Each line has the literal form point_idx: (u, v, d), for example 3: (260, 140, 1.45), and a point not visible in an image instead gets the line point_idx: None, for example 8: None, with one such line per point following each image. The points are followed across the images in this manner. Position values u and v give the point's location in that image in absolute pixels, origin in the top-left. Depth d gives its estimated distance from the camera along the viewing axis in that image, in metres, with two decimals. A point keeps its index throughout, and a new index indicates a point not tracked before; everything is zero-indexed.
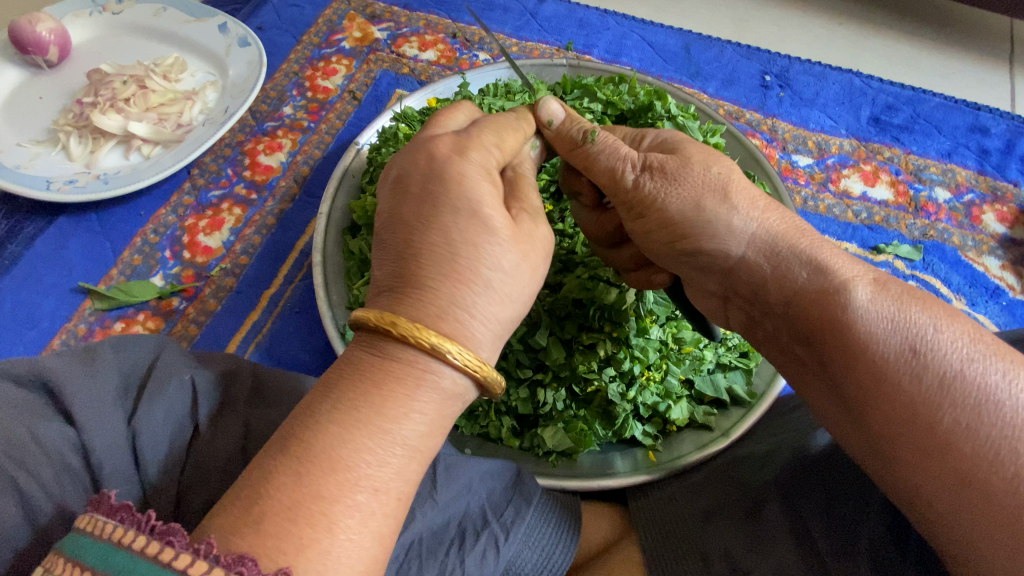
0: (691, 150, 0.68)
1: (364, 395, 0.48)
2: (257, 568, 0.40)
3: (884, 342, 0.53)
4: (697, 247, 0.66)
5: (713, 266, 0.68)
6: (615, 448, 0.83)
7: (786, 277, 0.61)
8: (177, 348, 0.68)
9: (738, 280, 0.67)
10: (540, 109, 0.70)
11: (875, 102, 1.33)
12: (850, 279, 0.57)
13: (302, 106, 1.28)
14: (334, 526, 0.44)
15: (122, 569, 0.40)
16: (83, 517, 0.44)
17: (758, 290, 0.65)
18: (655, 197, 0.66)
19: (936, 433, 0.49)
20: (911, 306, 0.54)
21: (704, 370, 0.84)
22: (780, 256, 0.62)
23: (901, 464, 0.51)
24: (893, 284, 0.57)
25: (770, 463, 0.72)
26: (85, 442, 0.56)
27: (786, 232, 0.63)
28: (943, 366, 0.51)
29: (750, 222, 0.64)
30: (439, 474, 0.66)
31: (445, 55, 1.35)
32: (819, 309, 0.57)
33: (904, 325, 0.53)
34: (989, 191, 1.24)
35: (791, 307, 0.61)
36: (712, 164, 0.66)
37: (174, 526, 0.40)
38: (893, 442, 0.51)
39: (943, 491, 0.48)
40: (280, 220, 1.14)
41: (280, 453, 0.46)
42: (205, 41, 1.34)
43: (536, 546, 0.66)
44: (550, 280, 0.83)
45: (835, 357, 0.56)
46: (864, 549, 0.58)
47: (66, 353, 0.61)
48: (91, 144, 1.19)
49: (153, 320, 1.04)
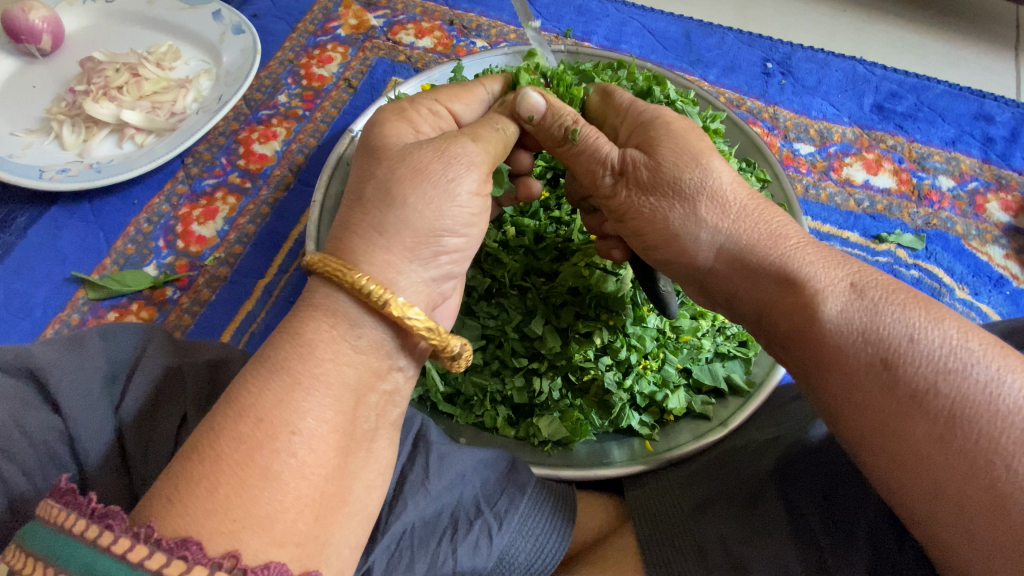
0: (670, 147, 0.64)
1: (330, 366, 0.50)
2: (202, 553, 0.40)
3: (855, 355, 0.53)
4: (669, 257, 0.66)
5: (688, 275, 0.66)
6: (612, 438, 0.81)
7: (758, 286, 0.60)
8: (163, 336, 0.67)
9: (713, 289, 0.66)
10: (520, 103, 0.65)
11: (879, 90, 1.31)
12: (823, 288, 0.56)
13: (298, 94, 1.26)
14: (286, 491, 0.45)
15: (63, 554, 0.40)
16: (42, 505, 0.43)
17: (732, 299, 0.64)
18: (629, 206, 0.66)
19: (908, 446, 0.50)
20: (885, 315, 0.53)
21: (703, 358, 0.83)
22: (749, 267, 0.61)
23: (876, 473, 0.53)
24: (872, 288, 0.55)
25: (769, 449, 0.70)
26: (72, 431, 0.55)
27: (758, 241, 0.61)
28: (916, 378, 0.51)
29: (717, 234, 0.62)
30: (432, 463, 0.65)
31: (442, 42, 1.33)
32: (792, 322, 0.58)
33: (876, 337, 0.53)
34: (993, 180, 1.22)
35: (765, 317, 0.61)
36: (687, 168, 0.63)
37: (113, 510, 0.41)
38: (868, 452, 0.53)
39: (919, 501, 0.50)
40: (275, 209, 1.13)
41: (229, 414, 0.47)
42: (199, 28, 1.32)
43: (529, 536, 0.65)
44: (545, 268, 0.82)
45: (809, 369, 0.57)
46: (863, 532, 0.59)
47: (54, 341, 0.61)
48: (85, 133, 1.17)
49: (146, 310, 1.03)
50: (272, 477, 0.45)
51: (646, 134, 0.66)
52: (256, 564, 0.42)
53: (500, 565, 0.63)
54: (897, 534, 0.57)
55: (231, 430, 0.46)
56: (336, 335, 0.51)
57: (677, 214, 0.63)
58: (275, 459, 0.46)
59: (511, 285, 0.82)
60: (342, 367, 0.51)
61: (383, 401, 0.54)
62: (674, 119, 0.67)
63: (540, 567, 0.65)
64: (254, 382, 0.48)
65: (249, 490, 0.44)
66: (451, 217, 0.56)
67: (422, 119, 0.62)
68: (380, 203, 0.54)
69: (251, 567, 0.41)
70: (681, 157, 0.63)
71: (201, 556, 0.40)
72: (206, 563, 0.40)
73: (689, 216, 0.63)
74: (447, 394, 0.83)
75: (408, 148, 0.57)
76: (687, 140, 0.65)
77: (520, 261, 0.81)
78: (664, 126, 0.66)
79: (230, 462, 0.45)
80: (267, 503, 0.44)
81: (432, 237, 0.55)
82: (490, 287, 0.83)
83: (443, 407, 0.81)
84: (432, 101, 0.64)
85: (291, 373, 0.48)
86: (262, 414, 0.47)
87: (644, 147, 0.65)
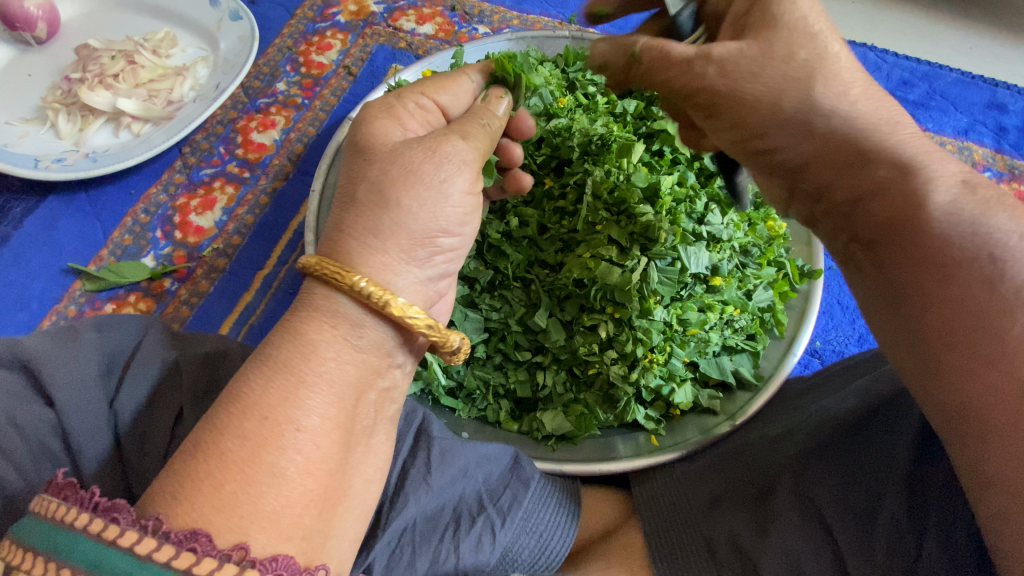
0: (788, 31, 0.57)
1: (302, 357, 0.47)
2: (213, 543, 0.40)
3: (960, 246, 0.48)
4: (772, 134, 0.58)
5: (785, 160, 0.59)
6: (617, 431, 0.80)
7: (860, 172, 0.54)
8: (161, 329, 0.66)
9: (805, 179, 0.59)
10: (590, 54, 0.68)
11: (890, 78, 1.28)
12: (938, 177, 0.51)
13: (296, 82, 1.24)
14: (295, 488, 0.44)
15: (64, 549, 0.39)
16: (36, 500, 0.42)
17: (824, 187, 0.57)
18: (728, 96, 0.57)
19: (1001, 343, 0.45)
20: (998, 213, 0.49)
21: (711, 351, 0.81)
22: (863, 150, 0.54)
23: (954, 372, 0.47)
24: (983, 188, 0.51)
25: (787, 441, 0.69)
26: (63, 424, 0.54)
27: (874, 125, 0.54)
28: (1019, 279, 0.46)
29: (846, 112, 0.55)
30: (434, 457, 0.63)
31: (444, 29, 1.30)
32: (894, 208, 0.51)
33: (986, 231, 0.48)
34: (1006, 170, 1.20)
35: (859, 204, 0.54)
36: (796, 53, 0.56)
37: (119, 503, 0.40)
38: (950, 348, 0.47)
39: (998, 406, 0.44)
40: (274, 198, 1.11)
41: (234, 411, 0.45)
42: (197, 14, 1.29)
43: (533, 531, 0.64)
44: (550, 259, 0.80)
45: (896, 260, 0.51)
46: (881, 540, 0.55)
47: (47, 333, 0.59)
48: (80, 122, 1.15)
49: (143, 302, 1.01)
50: (275, 465, 0.44)
51: (765, 12, 0.58)
52: (265, 555, 0.41)
53: (503, 560, 0.62)
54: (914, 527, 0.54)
55: (234, 428, 0.44)
56: (315, 323, 0.49)
57: (762, 89, 0.57)
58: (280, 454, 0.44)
59: (515, 276, 0.81)
60: (345, 366, 0.49)
61: (382, 398, 0.53)
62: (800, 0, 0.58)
63: (546, 563, 0.64)
64: (245, 375, 0.47)
65: (258, 489, 0.43)
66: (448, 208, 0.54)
67: (409, 112, 0.59)
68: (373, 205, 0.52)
69: (259, 560, 0.40)
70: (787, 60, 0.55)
71: (211, 547, 0.39)
72: (217, 554, 0.39)
73: (804, 101, 0.56)
74: (448, 389, 0.82)
75: (396, 147, 0.54)
76: (807, 20, 0.58)
77: (524, 253, 0.80)
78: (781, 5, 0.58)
79: (238, 466, 0.43)
80: (270, 493, 0.43)
81: (428, 238, 0.53)
82: (494, 279, 0.82)
83: (445, 400, 0.80)
84: (417, 95, 0.60)
85: (279, 361, 0.47)
86: (270, 412, 0.45)
87: (751, 33, 0.58)
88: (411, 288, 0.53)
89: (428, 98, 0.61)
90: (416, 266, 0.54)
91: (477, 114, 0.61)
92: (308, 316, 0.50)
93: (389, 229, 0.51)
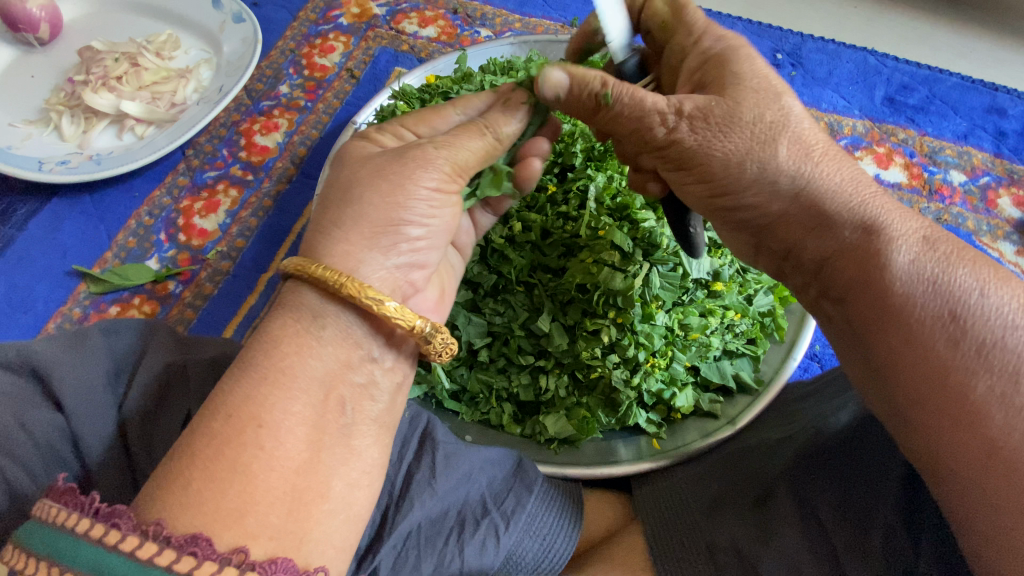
0: (751, 88, 0.59)
1: (302, 367, 0.49)
2: (213, 548, 0.41)
3: (924, 307, 0.51)
4: (737, 204, 0.61)
5: (749, 222, 0.63)
6: (618, 435, 0.81)
7: (828, 233, 0.57)
8: (167, 332, 0.66)
9: (772, 237, 0.62)
10: (543, 84, 0.61)
11: (890, 82, 1.29)
12: (898, 237, 0.54)
13: (300, 85, 1.24)
14: (289, 498, 0.45)
15: (68, 553, 0.39)
16: (38, 504, 0.42)
17: (793, 246, 0.61)
18: (699, 150, 0.58)
19: (968, 399, 0.48)
20: (957, 268, 0.52)
21: (711, 357, 0.82)
22: (824, 213, 0.57)
23: (923, 429, 0.50)
24: (943, 242, 0.53)
25: (784, 449, 0.69)
26: (73, 429, 0.55)
27: (836, 186, 0.57)
28: (982, 334, 0.49)
29: (797, 177, 0.58)
30: (438, 462, 0.64)
31: (446, 32, 1.30)
32: (859, 270, 0.55)
33: (946, 290, 0.51)
34: (1005, 175, 1.20)
35: (830, 261, 0.58)
36: (767, 109, 0.58)
37: (119, 508, 0.41)
38: (918, 405, 0.51)
39: (966, 458, 0.48)
40: (277, 201, 1.12)
41: (229, 427, 0.45)
42: (200, 17, 1.29)
43: (537, 535, 0.65)
44: (552, 264, 0.81)
45: (866, 319, 0.54)
46: (879, 544, 0.56)
47: (55, 337, 0.60)
48: (84, 124, 1.15)
49: (148, 304, 1.02)
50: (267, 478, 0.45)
51: (723, 71, 0.61)
52: (264, 558, 0.43)
53: (507, 564, 0.62)
54: (912, 540, 0.55)
55: (236, 439, 0.45)
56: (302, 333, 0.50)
57: (731, 148, 0.58)
58: (279, 464, 0.46)
59: (518, 281, 0.81)
60: (306, 359, 0.49)
61: (359, 394, 0.52)
62: (750, 63, 0.62)
63: (548, 567, 0.65)
64: (231, 382, 0.47)
65: (249, 500, 0.44)
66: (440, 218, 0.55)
67: (388, 140, 0.61)
68: (381, 212, 0.53)
69: (259, 563, 0.42)
70: (754, 99, 0.58)
71: (211, 552, 0.40)
72: (217, 558, 0.40)
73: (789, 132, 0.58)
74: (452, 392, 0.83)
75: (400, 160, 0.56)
76: (767, 80, 0.60)
77: (527, 258, 0.81)
78: (739, 65, 0.61)
79: (231, 471, 0.44)
80: (267, 506, 0.44)
81: (389, 225, 0.54)
82: (496, 283, 0.83)
83: (449, 404, 0.81)
84: (397, 126, 0.62)
85: (283, 372, 0.48)
86: (262, 418, 0.46)
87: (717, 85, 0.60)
88: (379, 277, 0.53)
89: (408, 132, 0.62)
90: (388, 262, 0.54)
91: (484, 120, 0.61)
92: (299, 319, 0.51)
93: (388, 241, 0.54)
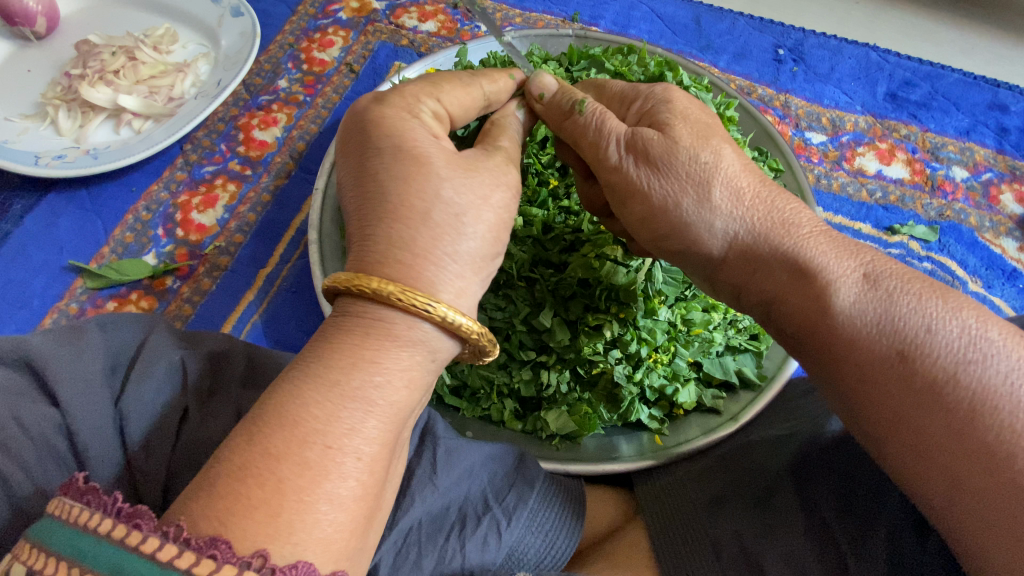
0: (685, 128, 0.61)
1: (316, 354, 0.48)
2: (231, 550, 0.39)
3: (871, 348, 0.52)
4: (682, 247, 0.62)
5: (698, 266, 0.64)
6: (620, 431, 0.80)
7: (769, 277, 0.59)
8: (166, 328, 0.66)
9: (723, 280, 0.64)
10: (532, 81, 0.68)
11: (892, 78, 1.28)
12: (837, 278, 0.55)
13: (298, 79, 1.23)
14: (310, 498, 0.43)
15: (88, 554, 0.38)
16: (56, 502, 0.42)
17: (741, 290, 0.62)
18: (638, 184, 0.61)
19: (925, 437, 0.49)
20: (901, 304, 0.52)
21: (714, 352, 0.81)
22: (759, 259, 0.59)
23: (895, 466, 0.52)
24: (886, 278, 0.54)
25: (785, 445, 0.69)
26: (69, 425, 0.53)
27: (771, 231, 0.59)
28: (932, 371, 0.50)
29: (730, 223, 0.60)
30: (439, 458, 0.63)
31: (446, 26, 1.29)
32: (804, 314, 0.56)
33: (891, 328, 0.52)
34: (1008, 171, 1.20)
35: (777, 304, 0.59)
36: (702, 150, 0.60)
37: (141, 509, 0.39)
38: (885, 443, 0.52)
39: (936, 491, 0.49)
40: (276, 196, 1.11)
41: (262, 423, 0.45)
42: (198, 11, 1.28)
43: (539, 532, 0.64)
44: (554, 258, 0.80)
45: (821, 362, 0.56)
46: (884, 550, 0.56)
47: (52, 332, 0.59)
48: (81, 119, 1.14)
49: (146, 299, 1.01)
50: (283, 477, 0.43)
51: (655, 118, 0.63)
52: (285, 563, 0.41)
53: (507, 562, 0.61)
54: (919, 535, 0.55)
55: (258, 439, 0.44)
56: (351, 337, 0.49)
57: (666, 188, 0.60)
58: (305, 467, 0.44)
59: (519, 276, 0.80)
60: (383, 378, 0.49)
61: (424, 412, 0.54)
62: (687, 106, 0.64)
63: (550, 564, 0.64)
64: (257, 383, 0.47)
65: (273, 498, 0.42)
66: (460, 200, 0.53)
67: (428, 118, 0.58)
68: (393, 198, 0.53)
69: (279, 566, 0.40)
70: (692, 137, 0.60)
71: (231, 554, 0.39)
72: (236, 561, 0.39)
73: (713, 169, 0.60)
74: (453, 387, 0.82)
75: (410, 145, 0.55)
76: (699, 122, 0.62)
77: (529, 252, 0.80)
78: (673, 106, 0.64)
79: (255, 464, 0.43)
80: (284, 506, 0.42)
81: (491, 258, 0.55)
82: (498, 278, 0.81)
83: (450, 400, 0.81)
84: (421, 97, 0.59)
85: (296, 367, 0.48)
86: (275, 417, 0.45)
87: (656, 127, 0.62)
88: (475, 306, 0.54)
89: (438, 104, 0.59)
90: (450, 273, 0.51)
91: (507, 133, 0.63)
92: (339, 327, 0.50)
93: (408, 224, 0.51)
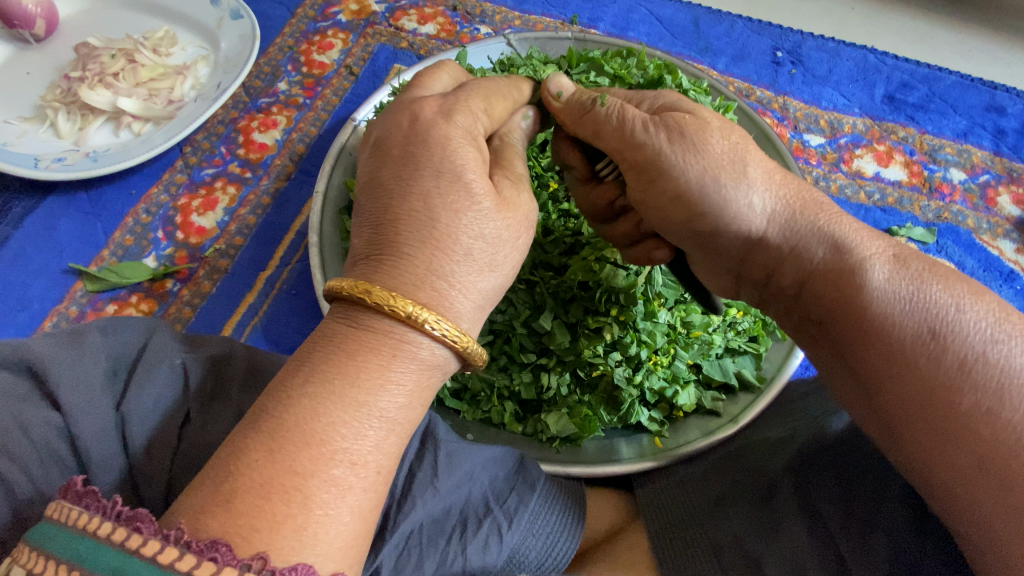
0: (709, 113, 0.63)
1: (322, 365, 0.48)
2: (232, 553, 0.39)
3: (901, 324, 0.52)
4: (715, 225, 0.62)
5: (728, 248, 0.64)
6: (620, 433, 0.81)
7: (802, 255, 0.60)
8: (168, 330, 0.66)
9: (754, 262, 0.64)
10: (549, 82, 0.68)
11: (890, 80, 1.29)
12: (869, 257, 0.56)
13: (297, 82, 1.23)
14: (314, 509, 0.43)
15: (88, 558, 0.39)
16: (54, 506, 0.42)
17: (772, 271, 0.63)
18: (670, 161, 0.60)
19: (956, 413, 0.49)
20: (930, 285, 0.54)
21: (714, 354, 0.82)
22: (798, 234, 0.60)
23: (914, 448, 0.51)
24: (917, 261, 0.56)
25: (783, 449, 0.70)
26: (73, 429, 0.53)
27: (806, 207, 0.60)
28: (962, 348, 0.51)
29: (767, 199, 0.60)
30: (440, 461, 0.63)
31: (445, 29, 1.30)
32: (837, 289, 0.57)
33: (923, 305, 0.53)
34: (1004, 172, 1.21)
35: (809, 282, 0.59)
36: (731, 133, 0.61)
37: (141, 513, 0.40)
38: (908, 424, 0.52)
39: (960, 473, 0.49)
40: (276, 199, 1.11)
41: (267, 434, 0.44)
42: (198, 13, 1.28)
43: (539, 534, 0.65)
44: (554, 262, 0.80)
45: (848, 339, 0.56)
46: (883, 543, 0.56)
47: (55, 335, 0.59)
48: (80, 121, 1.14)
49: (146, 302, 1.01)
50: (294, 486, 0.43)
51: (675, 106, 0.63)
52: (284, 565, 0.41)
53: (509, 564, 0.62)
54: (918, 529, 0.55)
55: (249, 438, 0.44)
56: (353, 348, 0.48)
57: (701, 165, 0.59)
58: (302, 469, 0.43)
59: (519, 279, 0.80)
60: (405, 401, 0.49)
61: None
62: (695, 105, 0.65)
63: (551, 566, 0.65)
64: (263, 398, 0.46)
65: (295, 505, 0.42)
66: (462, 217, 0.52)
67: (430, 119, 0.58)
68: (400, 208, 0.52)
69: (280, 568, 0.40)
70: (722, 122, 0.62)
71: (231, 557, 0.39)
72: (236, 564, 0.39)
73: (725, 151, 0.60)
74: (453, 390, 0.82)
75: (424, 152, 0.54)
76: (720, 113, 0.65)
77: (529, 255, 0.80)
78: (684, 102, 0.64)
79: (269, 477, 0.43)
80: (295, 516, 0.42)
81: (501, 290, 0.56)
82: None
83: (450, 403, 0.80)
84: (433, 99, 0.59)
85: (302, 376, 0.47)
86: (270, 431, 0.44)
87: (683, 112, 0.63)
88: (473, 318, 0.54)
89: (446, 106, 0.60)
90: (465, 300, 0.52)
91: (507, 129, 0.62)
92: (341, 336, 0.49)
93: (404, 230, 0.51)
